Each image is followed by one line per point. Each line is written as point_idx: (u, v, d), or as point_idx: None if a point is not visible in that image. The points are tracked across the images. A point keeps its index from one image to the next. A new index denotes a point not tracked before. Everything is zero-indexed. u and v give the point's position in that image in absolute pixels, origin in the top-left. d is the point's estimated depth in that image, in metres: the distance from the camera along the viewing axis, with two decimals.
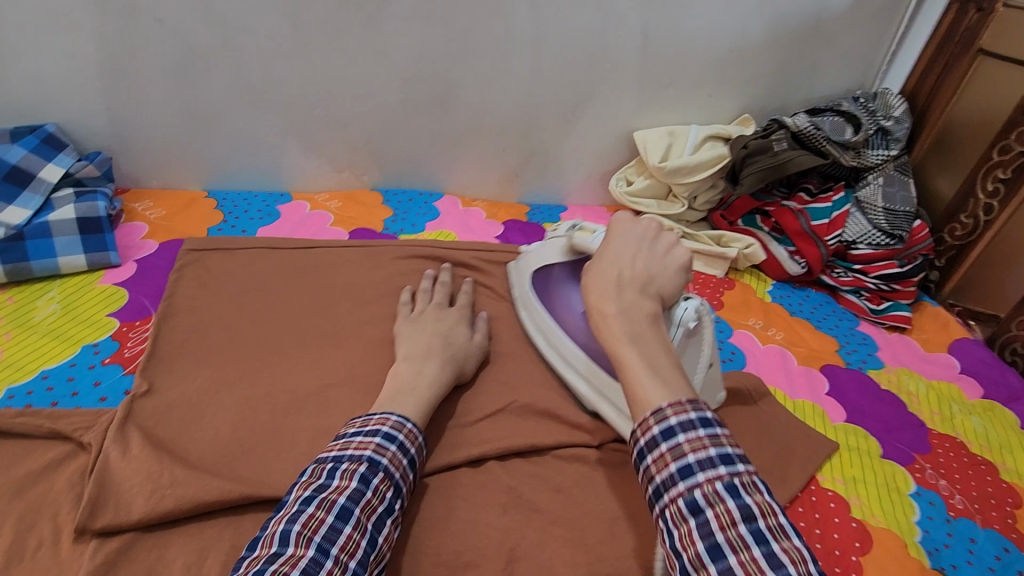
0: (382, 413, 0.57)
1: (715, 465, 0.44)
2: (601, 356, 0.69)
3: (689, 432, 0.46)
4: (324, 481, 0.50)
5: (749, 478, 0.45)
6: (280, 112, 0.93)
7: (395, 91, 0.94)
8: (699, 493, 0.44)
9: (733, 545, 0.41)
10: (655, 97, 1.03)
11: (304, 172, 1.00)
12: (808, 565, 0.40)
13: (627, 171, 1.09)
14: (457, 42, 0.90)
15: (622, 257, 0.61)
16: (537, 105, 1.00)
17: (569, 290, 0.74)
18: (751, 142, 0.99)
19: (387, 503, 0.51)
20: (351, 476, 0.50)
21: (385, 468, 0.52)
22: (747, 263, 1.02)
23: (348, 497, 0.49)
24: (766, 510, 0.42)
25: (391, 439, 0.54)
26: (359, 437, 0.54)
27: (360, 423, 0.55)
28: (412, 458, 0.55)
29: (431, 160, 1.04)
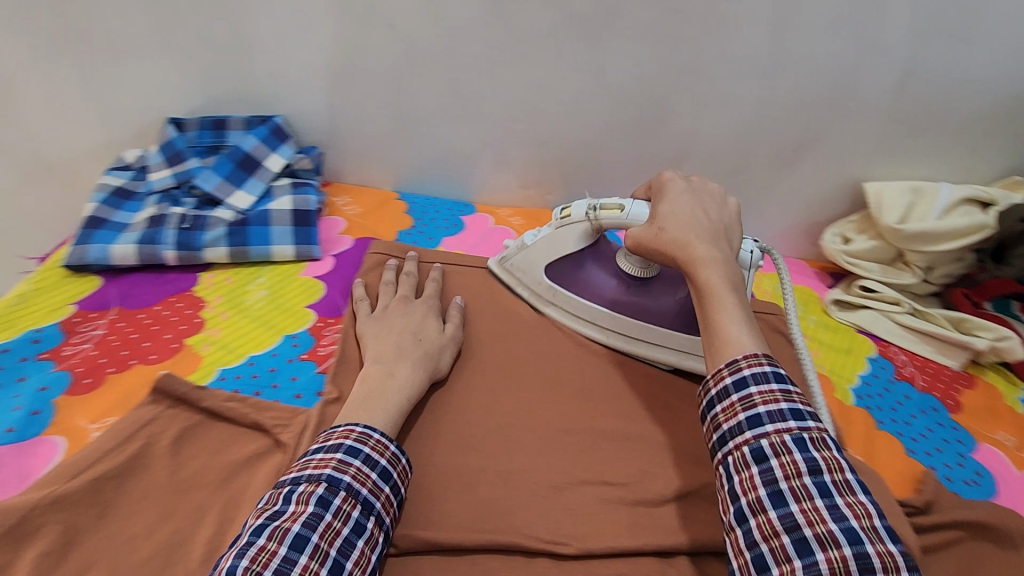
0: (347, 425, 0.55)
1: (785, 418, 0.48)
2: (659, 317, 0.73)
3: (762, 385, 0.50)
4: (280, 508, 0.48)
5: (819, 435, 0.48)
6: (483, 123, 0.91)
7: (603, 113, 0.88)
8: (765, 442, 0.48)
9: (796, 494, 0.45)
10: (903, 144, 0.87)
11: (491, 184, 0.98)
12: (873, 520, 0.43)
13: (845, 227, 0.94)
14: (683, 66, 0.82)
15: (692, 210, 0.63)
16: (755, 141, 0.89)
17: (595, 270, 0.75)
18: None
19: (353, 524, 0.49)
20: (307, 499, 0.48)
21: (347, 486, 0.50)
22: (995, 357, 0.83)
23: (304, 523, 0.47)
24: (833, 466, 0.46)
25: (353, 454, 0.52)
26: (320, 454, 0.52)
27: (324, 438, 0.54)
28: (380, 471, 0.52)
29: (622, 187, 0.97)
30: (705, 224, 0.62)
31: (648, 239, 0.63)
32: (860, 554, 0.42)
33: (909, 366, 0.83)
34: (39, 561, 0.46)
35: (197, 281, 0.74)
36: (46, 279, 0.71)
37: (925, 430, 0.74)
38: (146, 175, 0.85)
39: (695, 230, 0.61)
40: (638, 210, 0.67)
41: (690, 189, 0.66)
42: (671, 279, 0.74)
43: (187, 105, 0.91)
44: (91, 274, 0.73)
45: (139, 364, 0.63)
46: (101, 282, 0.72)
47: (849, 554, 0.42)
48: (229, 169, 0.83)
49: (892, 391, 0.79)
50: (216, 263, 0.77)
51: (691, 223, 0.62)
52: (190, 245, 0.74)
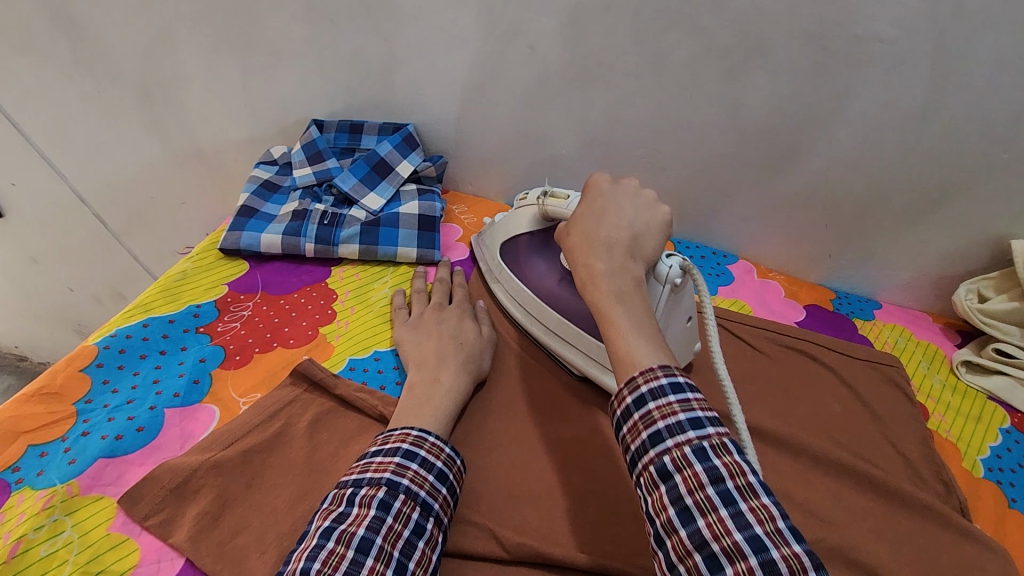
0: (402, 429, 0.55)
1: (683, 429, 0.44)
2: (574, 315, 0.69)
3: (660, 399, 0.45)
4: (344, 510, 0.48)
5: (720, 440, 0.43)
6: (604, 144, 0.92)
7: (729, 145, 0.87)
8: (668, 458, 0.43)
9: (701, 508, 0.41)
10: None
11: None
12: (777, 524, 0.39)
13: (982, 283, 0.88)
14: (824, 105, 0.80)
15: (612, 211, 0.60)
16: (892, 186, 0.85)
17: (535, 259, 0.76)
18: None
19: (414, 525, 0.48)
20: (367, 503, 0.48)
21: (406, 489, 0.49)
22: None
23: (367, 525, 0.46)
24: (733, 470, 0.41)
25: (411, 457, 0.52)
26: (379, 458, 0.52)
27: (380, 443, 0.54)
28: (438, 472, 0.52)
29: (738, 220, 0.95)
30: (607, 231, 0.58)
31: (560, 240, 0.61)
32: (765, 562, 0.37)
33: None
34: (199, 517, 0.51)
35: (330, 274, 0.80)
36: (203, 259, 0.79)
37: None
38: (291, 171, 0.92)
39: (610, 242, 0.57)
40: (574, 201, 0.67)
41: (611, 193, 0.62)
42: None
43: (331, 109, 0.99)
44: (240, 259, 0.80)
45: (279, 346, 0.68)
46: (247, 266, 0.79)
47: (755, 564, 0.37)
48: (364, 172, 0.89)
49: None
50: (347, 259, 0.82)
51: (603, 230, 0.58)
52: (328, 240, 0.80)
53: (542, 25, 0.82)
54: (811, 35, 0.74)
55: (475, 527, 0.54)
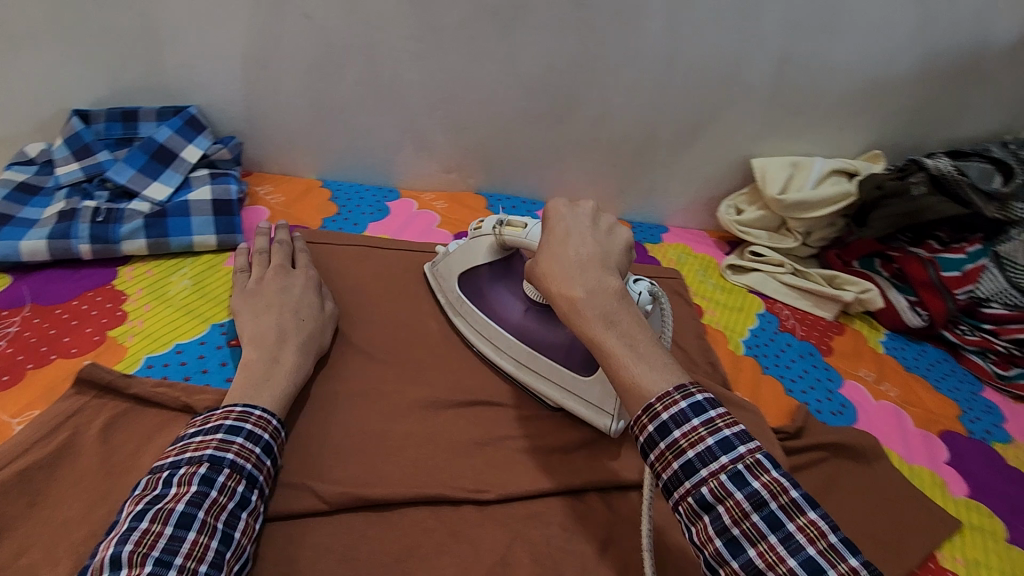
0: (225, 407, 0.55)
1: (715, 455, 0.44)
2: (548, 347, 0.68)
3: (722, 415, 0.46)
4: (160, 491, 0.48)
5: (753, 457, 0.44)
6: (403, 110, 0.94)
7: (516, 100, 0.94)
8: (704, 489, 0.44)
9: (749, 537, 0.42)
10: (782, 125, 0.98)
11: (414, 170, 1.02)
12: (829, 539, 0.41)
13: (738, 199, 1.04)
14: (589, 55, 0.89)
15: (544, 244, 0.56)
16: (657, 123, 0.97)
17: (500, 292, 0.73)
18: (885, 183, 0.92)
19: (238, 498, 0.50)
20: (189, 480, 0.48)
21: (230, 463, 0.50)
22: (861, 307, 0.96)
23: (187, 501, 0.47)
24: (776, 491, 0.43)
25: (236, 431, 0.52)
26: (198, 437, 0.51)
27: (200, 423, 0.53)
28: (264, 445, 0.54)
29: (539, 169, 1.03)
30: (576, 249, 0.55)
31: (532, 273, 0.55)
32: None
33: (791, 318, 0.95)
34: None
35: (116, 275, 0.74)
36: None
37: (802, 371, 0.86)
38: (54, 169, 0.83)
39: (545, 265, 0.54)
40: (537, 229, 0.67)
41: (573, 216, 0.58)
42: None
43: (93, 97, 0.89)
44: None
45: (59, 358, 0.63)
46: (11, 280, 0.71)
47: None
48: (143, 161, 0.82)
49: (776, 340, 0.90)
50: (135, 256, 0.76)
51: (576, 256, 0.54)
52: (106, 238, 0.74)
53: None
54: None
55: (293, 489, 0.56)
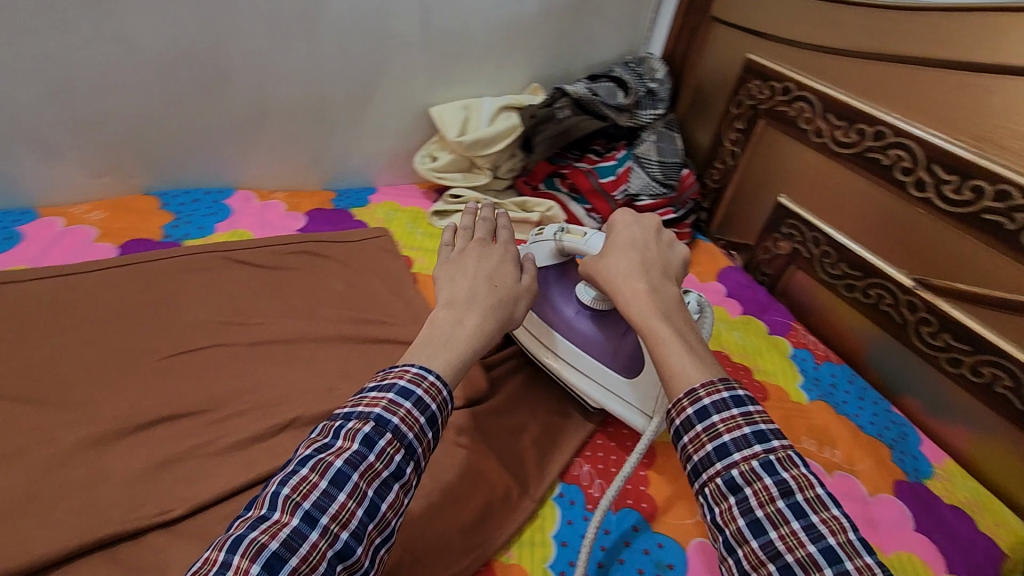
0: (402, 366, 0.58)
1: (750, 443, 0.51)
2: (625, 350, 0.81)
3: (420, 389, 0.56)
4: (329, 441, 0.52)
5: (786, 452, 0.51)
6: (12, 105, 0.85)
7: (160, 79, 0.91)
8: (735, 472, 0.51)
9: (772, 521, 0.48)
10: (444, 73, 1.09)
11: (56, 183, 0.95)
12: (848, 534, 0.46)
13: (431, 147, 1.13)
14: (215, 24, 0.89)
15: (629, 255, 0.71)
16: (324, 87, 1.02)
17: (562, 294, 0.88)
18: (538, 111, 1.07)
19: (393, 467, 0.52)
20: (354, 437, 0.52)
21: (394, 428, 0.53)
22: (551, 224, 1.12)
23: (348, 459, 0.51)
24: (803, 484, 0.49)
25: (406, 394, 0.55)
26: (374, 393, 0.55)
27: (380, 378, 0.57)
28: (430, 415, 0.56)
29: (216, 152, 1.02)
30: (620, 262, 0.70)
31: (592, 269, 0.74)
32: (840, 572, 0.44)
33: None
34: None
35: None
36: None
37: None
38: None
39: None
40: (594, 239, 0.80)
41: (629, 227, 0.75)
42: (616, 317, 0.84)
43: None
44: None
45: None
46: None
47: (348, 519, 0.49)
48: None
49: None
50: None
51: (625, 239, 0.73)
52: None
53: None
54: None
55: None
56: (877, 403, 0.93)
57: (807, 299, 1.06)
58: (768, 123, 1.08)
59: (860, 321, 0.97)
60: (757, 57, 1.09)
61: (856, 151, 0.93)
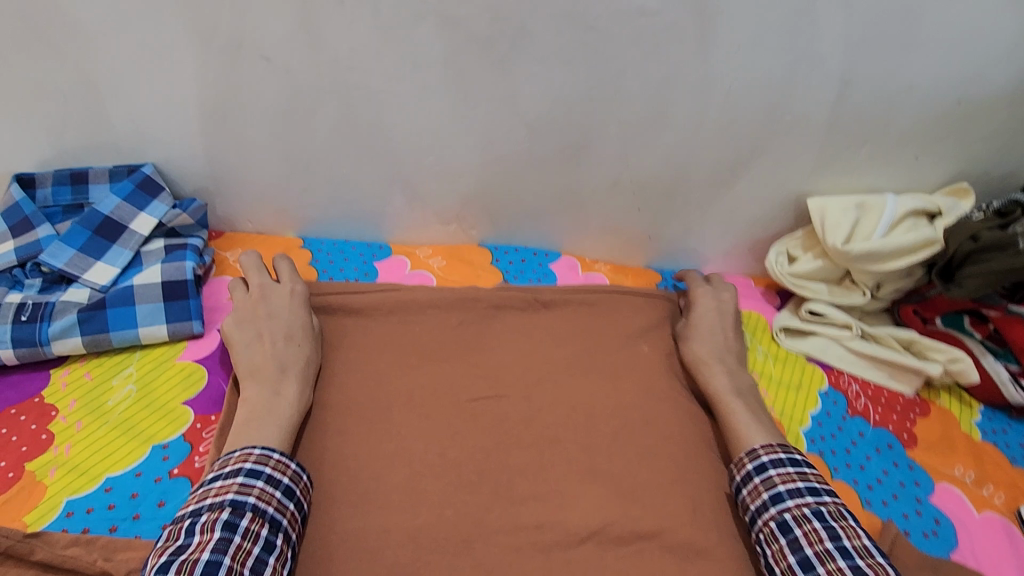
0: (244, 449, 0.56)
1: (801, 493, 0.58)
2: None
3: (779, 468, 0.61)
4: (183, 542, 0.49)
5: (833, 505, 0.57)
6: (392, 157, 0.82)
7: (520, 141, 0.80)
8: (788, 515, 0.57)
9: (821, 557, 0.53)
10: (841, 158, 0.82)
11: (407, 224, 0.89)
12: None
13: (790, 244, 0.88)
14: (600, 84, 0.75)
15: None
16: (689, 161, 0.83)
17: None
18: (983, 231, 0.72)
19: (264, 543, 0.50)
20: (211, 528, 0.49)
21: (252, 506, 0.51)
22: (948, 379, 0.79)
23: (210, 550, 0.48)
24: (851, 533, 0.55)
25: (255, 475, 0.54)
26: (220, 482, 0.53)
27: (219, 467, 0.55)
28: (284, 489, 0.54)
29: (549, 217, 0.89)
30: None
31: None
32: None
33: (861, 396, 0.78)
34: None
35: (48, 382, 0.63)
36: None
37: (881, 474, 0.69)
38: None
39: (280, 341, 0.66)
40: None
41: None
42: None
43: (39, 159, 0.78)
44: None
45: None
46: None
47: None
48: (86, 238, 0.71)
49: (845, 429, 0.74)
50: (72, 355, 0.65)
51: None
52: (33, 340, 0.63)
53: (268, 29, 0.69)
54: (570, 15, 0.69)
55: None
56: None
57: None
58: None
59: None
60: None
61: None
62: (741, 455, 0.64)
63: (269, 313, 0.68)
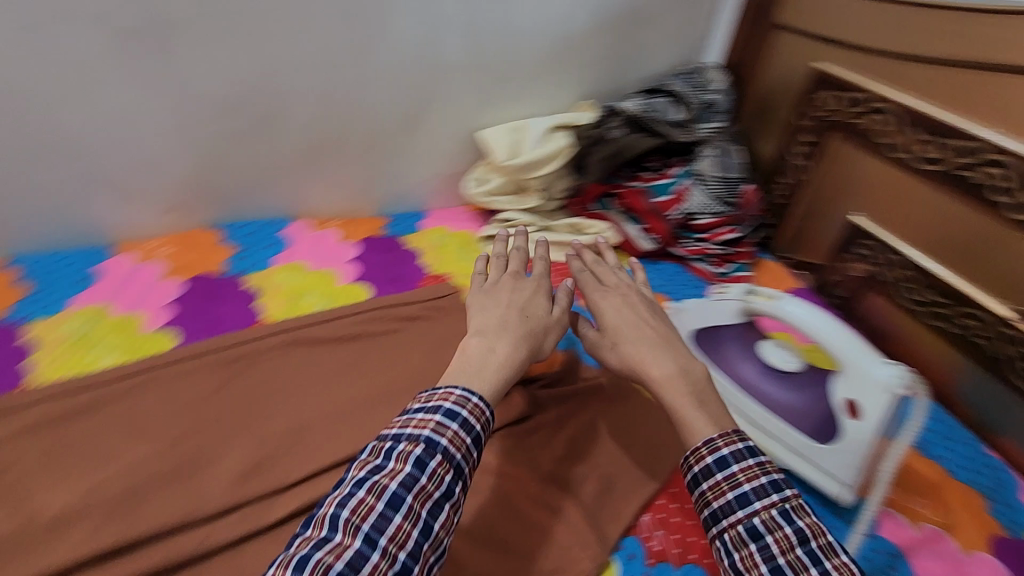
0: (446, 388, 0.57)
1: (767, 492, 0.52)
2: (807, 417, 0.75)
3: (742, 462, 0.53)
4: (378, 464, 0.51)
5: (797, 503, 0.52)
6: (84, 157, 0.83)
7: (211, 120, 0.87)
8: (757, 519, 0.50)
9: (795, 568, 0.47)
10: (494, 93, 1.04)
11: (125, 220, 0.91)
12: None
13: (480, 170, 1.08)
14: (269, 59, 0.86)
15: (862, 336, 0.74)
16: (376, 116, 0.98)
17: (745, 347, 0.84)
18: (588, 132, 1.03)
19: (444, 488, 0.51)
20: (406, 459, 0.50)
21: (443, 450, 0.52)
22: (603, 246, 1.06)
23: (403, 483, 0.49)
24: (816, 532, 0.49)
25: (453, 416, 0.53)
26: (420, 414, 0.53)
27: (427, 398, 0.56)
28: (475, 436, 0.54)
29: (269, 187, 0.98)
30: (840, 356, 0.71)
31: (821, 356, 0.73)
32: None
33: (547, 273, 1.01)
34: None
35: None
36: None
37: (559, 322, 0.92)
38: None
39: (510, 307, 0.70)
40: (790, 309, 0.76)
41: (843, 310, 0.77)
42: (808, 381, 0.78)
43: None
44: None
45: None
46: None
47: None
48: None
49: None
50: None
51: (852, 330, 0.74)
52: None
53: None
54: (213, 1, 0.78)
55: None
56: (967, 445, 0.82)
57: (886, 325, 0.95)
58: (834, 137, 0.97)
59: (938, 351, 0.88)
60: (826, 65, 0.97)
61: (943, 168, 0.82)
62: (697, 442, 0.56)
63: (514, 289, 0.73)
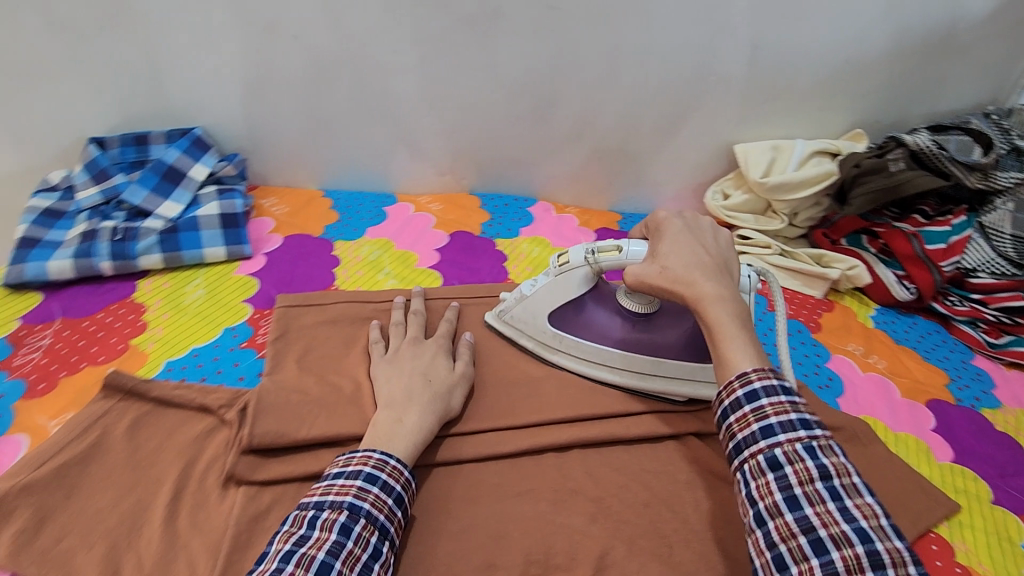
0: (365, 451, 0.57)
1: (795, 428, 0.49)
2: (662, 348, 0.71)
3: (773, 396, 0.51)
4: (304, 532, 0.50)
5: (826, 441, 0.49)
6: (395, 119, 1.00)
7: (500, 100, 0.99)
8: (778, 450, 0.49)
9: (809, 499, 0.46)
10: (760, 108, 1.02)
11: (411, 175, 1.07)
12: (841, 527, 0.45)
13: (725, 184, 1.08)
14: (565, 51, 0.94)
15: (694, 248, 0.61)
16: (639, 117, 1.02)
17: (593, 306, 0.74)
18: (863, 161, 0.96)
19: (371, 550, 0.51)
20: (330, 526, 0.50)
21: (366, 513, 0.52)
22: (849, 284, 0.99)
23: (327, 550, 0.48)
24: (841, 470, 0.47)
25: (373, 480, 0.54)
26: (342, 480, 0.54)
27: (342, 466, 0.56)
28: (396, 497, 0.55)
29: (528, 166, 1.08)
30: (680, 268, 0.60)
31: (648, 273, 0.61)
32: (871, 552, 0.43)
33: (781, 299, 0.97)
34: (19, 534, 0.55)
35: (137, 288, 0.82)
36: None
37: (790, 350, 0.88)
38: (75, 195, 0.91)
39: (418, 371, 0.67)
40: (636, 248, 0.66)
41: (688, 223, 0.64)
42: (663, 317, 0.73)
43: (108, 123, 0.95)
44: (33, 291, 0.81)
45: (88, 365, 0.72)
46: (42, 298, 0.80)
47: (861, 553, 0.43)
48: (156, 182, 0.91)
49: (764, 320, 0.93)
50: (153, 270, 0.85)
51: (690, 248, 0.61)
52: (124, 255, 0.82)
53: (300, 12, 0.87)
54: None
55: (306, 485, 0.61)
56: None
57: None
58: None
59: None
60: None
61: None
62: (731, 378, 0.53)
63: (414, 355, 0.70)
